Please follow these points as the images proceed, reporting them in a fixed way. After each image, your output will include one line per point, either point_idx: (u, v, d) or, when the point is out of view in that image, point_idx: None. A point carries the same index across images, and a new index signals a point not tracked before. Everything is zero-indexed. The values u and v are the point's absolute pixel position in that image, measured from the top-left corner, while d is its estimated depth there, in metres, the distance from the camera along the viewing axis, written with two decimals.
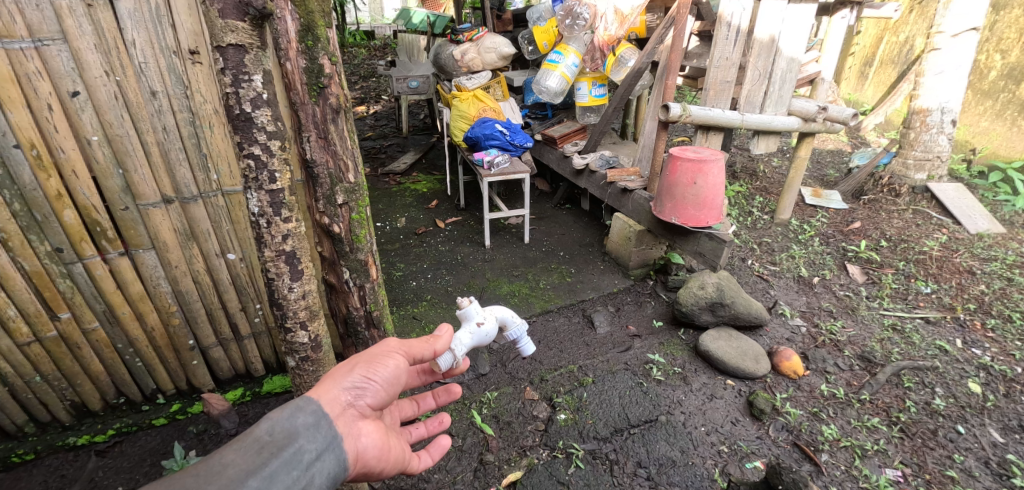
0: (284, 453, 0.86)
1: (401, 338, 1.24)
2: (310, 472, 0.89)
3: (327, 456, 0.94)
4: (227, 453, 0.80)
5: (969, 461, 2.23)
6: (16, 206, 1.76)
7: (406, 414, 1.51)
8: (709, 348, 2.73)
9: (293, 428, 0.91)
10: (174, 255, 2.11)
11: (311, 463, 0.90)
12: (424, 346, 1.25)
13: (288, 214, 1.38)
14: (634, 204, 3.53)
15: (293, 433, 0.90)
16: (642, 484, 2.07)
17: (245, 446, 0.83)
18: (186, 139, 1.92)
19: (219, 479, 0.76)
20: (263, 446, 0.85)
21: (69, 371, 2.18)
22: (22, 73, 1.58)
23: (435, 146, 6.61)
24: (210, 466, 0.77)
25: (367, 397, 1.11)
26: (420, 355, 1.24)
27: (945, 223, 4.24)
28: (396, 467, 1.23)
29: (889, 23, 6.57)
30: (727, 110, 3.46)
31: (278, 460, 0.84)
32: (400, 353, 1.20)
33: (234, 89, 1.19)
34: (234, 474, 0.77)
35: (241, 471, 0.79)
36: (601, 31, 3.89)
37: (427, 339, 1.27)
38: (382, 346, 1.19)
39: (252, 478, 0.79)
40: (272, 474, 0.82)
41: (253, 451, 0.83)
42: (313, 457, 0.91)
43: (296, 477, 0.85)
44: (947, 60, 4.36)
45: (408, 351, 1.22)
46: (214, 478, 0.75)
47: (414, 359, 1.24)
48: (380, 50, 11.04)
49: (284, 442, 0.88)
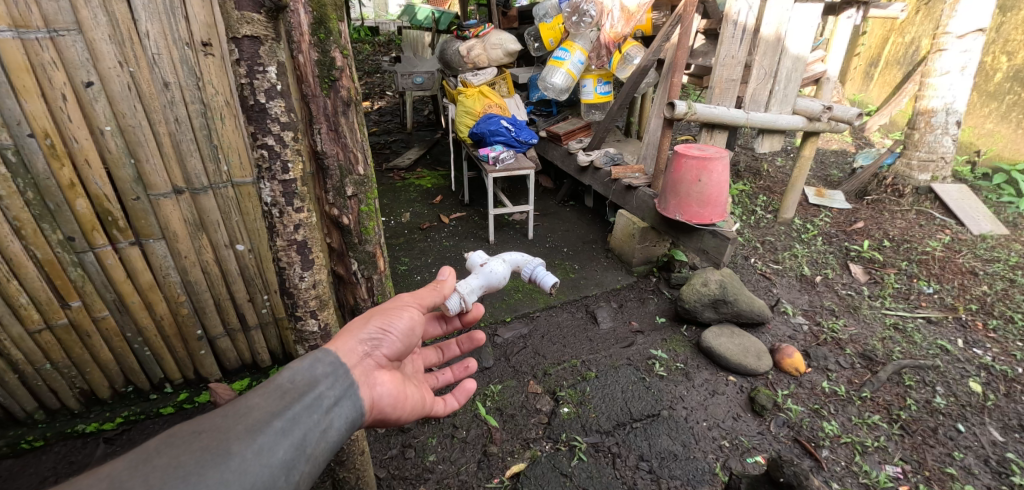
0: (305, 399, 0.90)
1: (412, 292, 1.30)
2: (330, 416, 0.94)
3: (345, 404, 0.99)
4: (252, 397, 0.85)
5: (968, 458, 2.25)
6: (30, 195, 1.79)
7: (432, 361, 1.65)
8: (711, 345, 2.75)
9: (313, 377, 0.96)
10: (183, 246, 2.14)
11: (330, 408, 0.95)
12: (432, 294, 1.33)
13: (300, 204, 1.40)
14: (638, 200, 3.55)
15: (313, 381, 0.95)
16: (644, 477, 2.09)
17: (270, 390, 0.88)
18: (197, 130, 1.94)
19: (246, 419, 0.80)
20: (286, 391, 0.90)
21: (79, 359, 2.21)
22: (37, 63, 1.61)
23: (439, 143, 6.63)
24: (237, 407, 0.82)
25: (384, 348, 1.17)
26: (430, 303, 1.31)
27: (948, 224, 4.25)
28: (414, 414, 1.29)
29: (895, 23, 6.57)
30: (732, 108, 3.45)
31: (301, 404, 0.89)
32: (413, 305, 1.26)
33: (248, 80, 1.20)
34: (260, 415, 0.82)
35: (266, 413, 0.83)
36: (607, 28, 3.77)
37: (434, 287, 1.35)
38: (395, 300, 1.25)
39: (277, 418, 0.83)
40: (296, 416, 0.86)
41: (277, 396, 0.88)
42: (332, 402, 0.96)
43: (318, 421, 0.90)
44: (953, 61, 4.36)
45: (420, 302, 1.28)
46: (242, 418, 0.80)
47: (426, 309, 1.30)
48: (384, 46, 11.10)
49: (305, 388, 0.93)
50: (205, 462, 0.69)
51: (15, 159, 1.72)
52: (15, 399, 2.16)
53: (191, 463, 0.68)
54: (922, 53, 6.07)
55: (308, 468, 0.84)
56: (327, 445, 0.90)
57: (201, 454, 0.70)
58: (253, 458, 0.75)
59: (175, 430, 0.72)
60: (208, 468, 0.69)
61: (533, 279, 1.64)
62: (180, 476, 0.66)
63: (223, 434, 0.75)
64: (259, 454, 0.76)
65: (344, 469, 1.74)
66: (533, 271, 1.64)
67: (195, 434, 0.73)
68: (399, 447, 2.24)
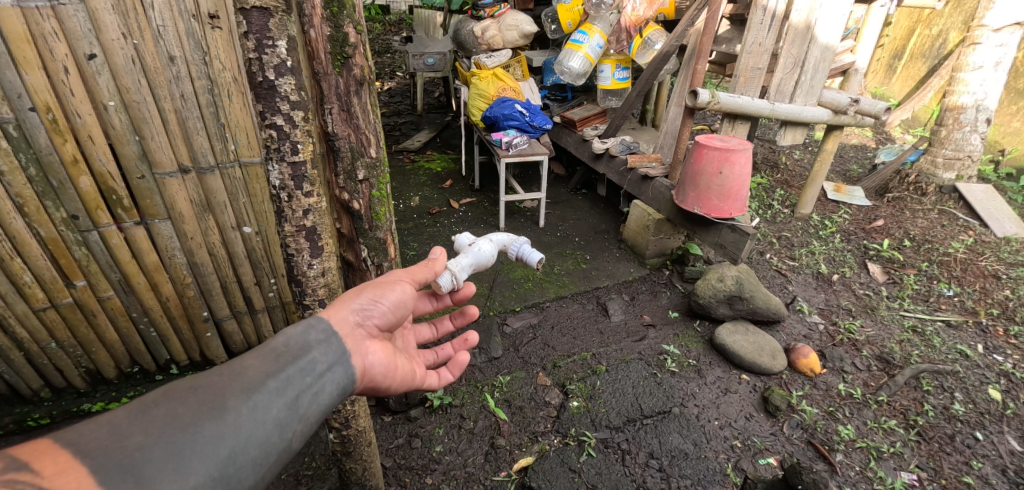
0: (298, 362, 0.88)
1: (405, 267, 1.24)
2: (323, 380, 0.90)
3: (340, 370, 0.95)
4: (248, 358, 0.84)
5: (986, 468, 2.19)
6: (33, 171, 1.74)
7: (426, 338, 1.59)
8: (725, 341, 2.69)
9: (306, 342, 0.93)
10: (190, 227, 2.08)
11: (324, 373, 0.91)
12: (426, 270, 1.26)
13: (310, 189, 1.32)
14: (655, 191, 3.44)
15: (306, 346, 0.92)
16: (654, 475, 2.05)
17: (263, 354, 0.86)
18: (204, 108, 1.88)
19: (240, 377, 0.80)
20: (280, 354, 0.88)
21: (84, 338, 2.18)
22: (37, 33, 1.54)
23: (449, 126, 6.53)
24: (232, 367, 0.81)
25: (375, 317, 1.12)
26: (423, 279, 1.24)
27: (972, 226, 4.12)
28: (404, 386, 1.24)
29: (922, 15, 6.32)
30: (756, 99, 3.31)
31: (294, 366, 0.87)
32: (406, 280, 1.20)
33: (257, 55, 1.13)
34: (255, 375, 0.81)
35: (261, 373, 0.82)
36: (628, 11, 3.66)
37: (426, 263, 1.28)
38: (388, 273, 1.18)
39: (271, 378, 0.82)
40: (289, 378, 0.84)
41: (272, 358, 0.86)
42: (325, 368, 0.92)
43: (309, 386, 0.87)
44: (988, 55, 4.19)
45: (414, 277, 1.22)
46: (238, 377, 0.80)
47: (419, 284, 1.24)
48: (395, 26, 10.92)
49: (298, 352, 0.90)
50: (200, 415, 0.71)
51: (16, 133, 1.66)
52: (20, 377, 2.15)
53: (188, 415, 0.70)
54: (949, 47, 5.89)
55: (303, 428, 0.83)
56: (321, 407, 0.88)
57: (194, 410, 0.71)
58: (248, 414, 0.75)
59: (174, 385, 0.73)
60: (204, 420, 0.71)
61: (521, 256, 1.60)
62: (176, 426, 0.68)
63: (219, 390, 0.76)
64: (254, 411, 0.76)
65: (351, 460, 1.73)
66: (521, 249, 1.60)
67: (193, 389, 0.74)
68: (405, 437, 2.21)
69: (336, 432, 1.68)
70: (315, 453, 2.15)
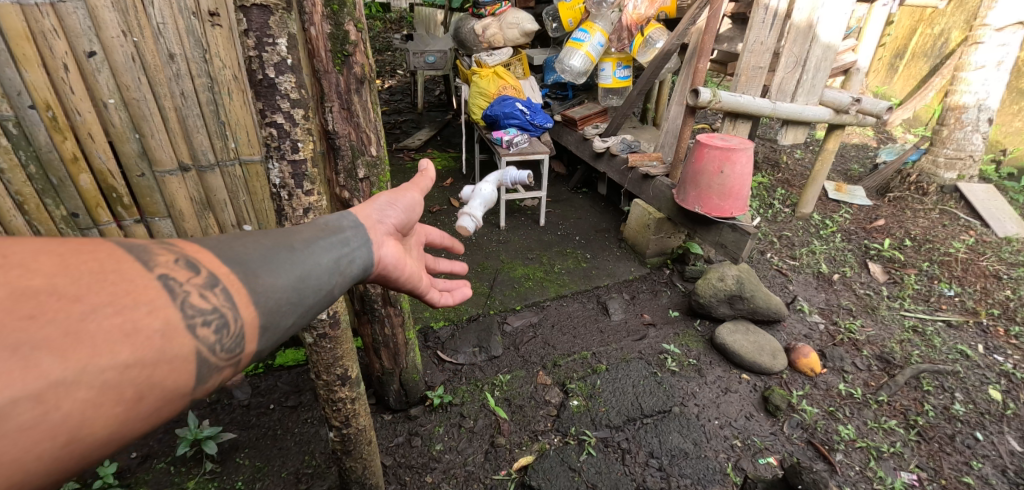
0: (336, 236, 0.97)
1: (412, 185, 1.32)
2: (356, 256, 0.99)
3: (368, 254, 1.03)
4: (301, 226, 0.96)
5: (986, 468, 2.19)
6: (32, 169, 1.73)
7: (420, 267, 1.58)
8: (725, 341, 2.69)
9: (341, 225, 1.02)
10: (190, 225, 2.08)
11: (357, 248, 1.00)
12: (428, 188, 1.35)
13: (310, 187, 1.32)
14: (655, 190, 3.44)
15: (340, 228, 1.01)
16: (654, 474, 2.05)
17: (310, 225, 0.97)
18: (204, 105, 1.88)
19: (296, 234, 0.91)
20: (324, 227, 0.98)
21: None
22: (37, 31, 1.54)
23: (449, 124, 6.51)
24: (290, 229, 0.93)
25: (390, 216, 1.16)
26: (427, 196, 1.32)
27: (973, 226, 4.12)
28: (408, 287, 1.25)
29: (924, 14, 6.30)
30: (758, 97, 3.30)
31: (335, 237, 0.97)
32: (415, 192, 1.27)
33: (257, 53, 1.13)
34: (308, 233, 0.93)
35: (313, 234, 0.94)
36: (629, 9, 3.70)
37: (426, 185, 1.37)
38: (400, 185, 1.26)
39: (321, 240, 0.93)
40: (333, 243, 0.95)
41: (318, 228, 0.97)
42: (358, 246, 1.01)
43: (347, 254, 0.97)
44: (990, 55, 4.18)
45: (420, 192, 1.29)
46: (295, 233, 0.91)
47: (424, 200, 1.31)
48: (395, 23, 10.87)
49: (336, 230, 0.99)
50: (271, 250, 0.83)
51: (16, 131, 1.65)
52: None
53: (262, 248, 0.82)
54: (951, 47, 5.89)
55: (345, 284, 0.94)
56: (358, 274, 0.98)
57: (267, 245, 0.84)
58: (307, 258, 0.87)
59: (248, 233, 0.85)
60: (273, 254, 0.83)
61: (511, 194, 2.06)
62: (254, 253, 0.80)
63: (284, 237, 0.88)
64: (310, 256, 0.88)
65: (351, 458, 1.73)
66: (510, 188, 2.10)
67: (265, 234, 0.87)
68: (405, 435, 2.21)
69: (336, 431, 1.68)
70: (315, 451, 2.16)
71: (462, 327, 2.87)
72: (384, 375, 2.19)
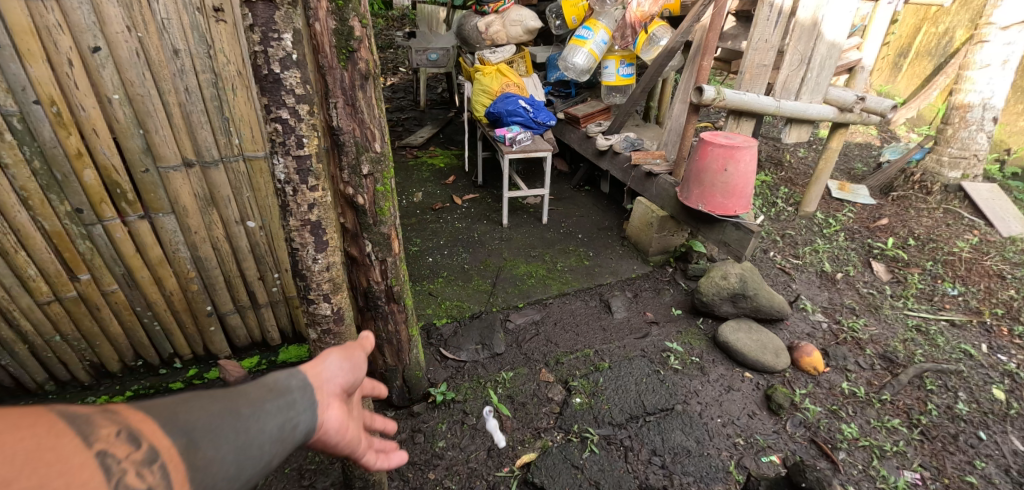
0: (284, 397, 0.78)
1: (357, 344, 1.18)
2: (303, 422, 0.79)
3: (315, 417, 0.83)
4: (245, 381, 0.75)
5: (989, 467, 2.19)
6: (37, 164, 1.74)
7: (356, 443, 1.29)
8: (728, 339, 2.68)
9: (290, 384, 0.82)
10: (194, 221, 2.08)
11: (304, 411, 0.81)
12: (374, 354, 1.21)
13: (315, 183, 1.32)
14: (659, 188, 3.43)
15: (288, 387, 0.81)
16: (656, 472, 2.05)
17: (254, 381, 0.77)
18: (208, 101, 1.87)
19: (240, 395, 0.70)
20: (271, 385, 0.78)
21: (88, 331, 2.18)
22: (42, 26, 1.54)
23: (452, 122, 6.51)
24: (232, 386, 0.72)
25: (339, 376, 0.99)
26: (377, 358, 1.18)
27: (977, 225, 4.10)
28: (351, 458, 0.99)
29: (929, 12, 6.26)
30: (762, 96, 3.29)
31: (282, 399, 0.78)
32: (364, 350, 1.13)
33: (262, 48, 1.12)
34: (253, 394, 0.72)
35: (259, 393, 0.74)
36: (634, 7, 3.65)
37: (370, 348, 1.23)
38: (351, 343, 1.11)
39: (268, 403, 0.73)
40: (280, 406, 0.76)
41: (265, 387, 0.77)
42: (306, 410, 0.81)
43: (292, 418, 0.77)
44: (995, 54, 4.16)
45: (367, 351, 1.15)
46: (238, 394, 0.71)
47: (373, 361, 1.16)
48: (398, 21, 10.87)
49: (284, 388, 0.80)
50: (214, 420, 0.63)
51: (20, 126, 1.66)
52: (25, 369, 2.15)
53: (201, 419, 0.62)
54: (956, 45, 5.88)
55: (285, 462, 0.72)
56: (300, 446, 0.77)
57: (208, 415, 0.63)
58: (253, 431, 0.67)
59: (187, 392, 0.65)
60: (214, 429, 0.62)
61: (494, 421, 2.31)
62: (189, 426, 0.60)
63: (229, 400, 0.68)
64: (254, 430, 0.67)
65: None
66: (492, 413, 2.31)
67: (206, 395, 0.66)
68: (408, 432, 2.21)
69: None
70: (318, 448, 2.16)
71: (465, 325, 2.88)
72: (387, 372, 2.19)
